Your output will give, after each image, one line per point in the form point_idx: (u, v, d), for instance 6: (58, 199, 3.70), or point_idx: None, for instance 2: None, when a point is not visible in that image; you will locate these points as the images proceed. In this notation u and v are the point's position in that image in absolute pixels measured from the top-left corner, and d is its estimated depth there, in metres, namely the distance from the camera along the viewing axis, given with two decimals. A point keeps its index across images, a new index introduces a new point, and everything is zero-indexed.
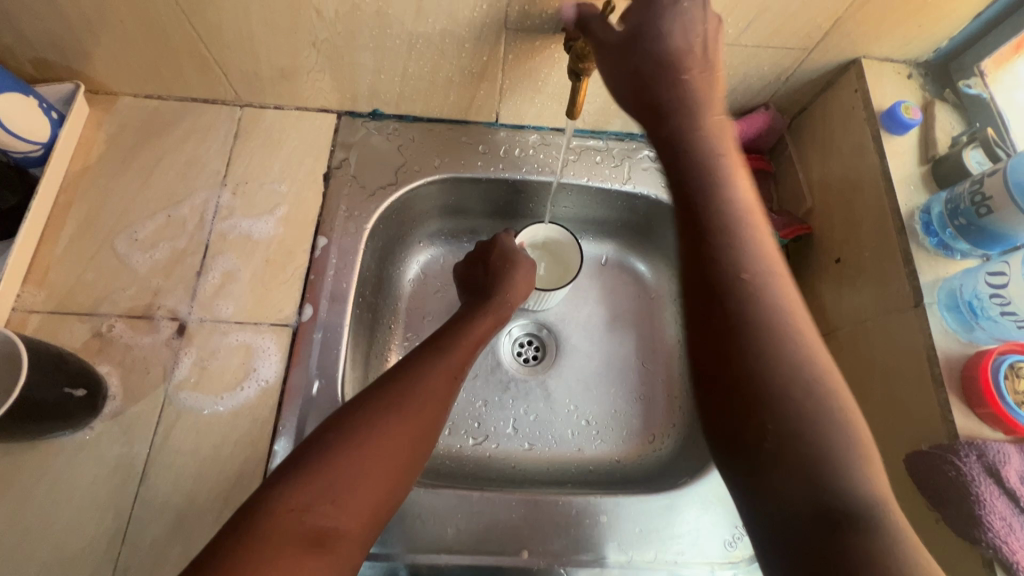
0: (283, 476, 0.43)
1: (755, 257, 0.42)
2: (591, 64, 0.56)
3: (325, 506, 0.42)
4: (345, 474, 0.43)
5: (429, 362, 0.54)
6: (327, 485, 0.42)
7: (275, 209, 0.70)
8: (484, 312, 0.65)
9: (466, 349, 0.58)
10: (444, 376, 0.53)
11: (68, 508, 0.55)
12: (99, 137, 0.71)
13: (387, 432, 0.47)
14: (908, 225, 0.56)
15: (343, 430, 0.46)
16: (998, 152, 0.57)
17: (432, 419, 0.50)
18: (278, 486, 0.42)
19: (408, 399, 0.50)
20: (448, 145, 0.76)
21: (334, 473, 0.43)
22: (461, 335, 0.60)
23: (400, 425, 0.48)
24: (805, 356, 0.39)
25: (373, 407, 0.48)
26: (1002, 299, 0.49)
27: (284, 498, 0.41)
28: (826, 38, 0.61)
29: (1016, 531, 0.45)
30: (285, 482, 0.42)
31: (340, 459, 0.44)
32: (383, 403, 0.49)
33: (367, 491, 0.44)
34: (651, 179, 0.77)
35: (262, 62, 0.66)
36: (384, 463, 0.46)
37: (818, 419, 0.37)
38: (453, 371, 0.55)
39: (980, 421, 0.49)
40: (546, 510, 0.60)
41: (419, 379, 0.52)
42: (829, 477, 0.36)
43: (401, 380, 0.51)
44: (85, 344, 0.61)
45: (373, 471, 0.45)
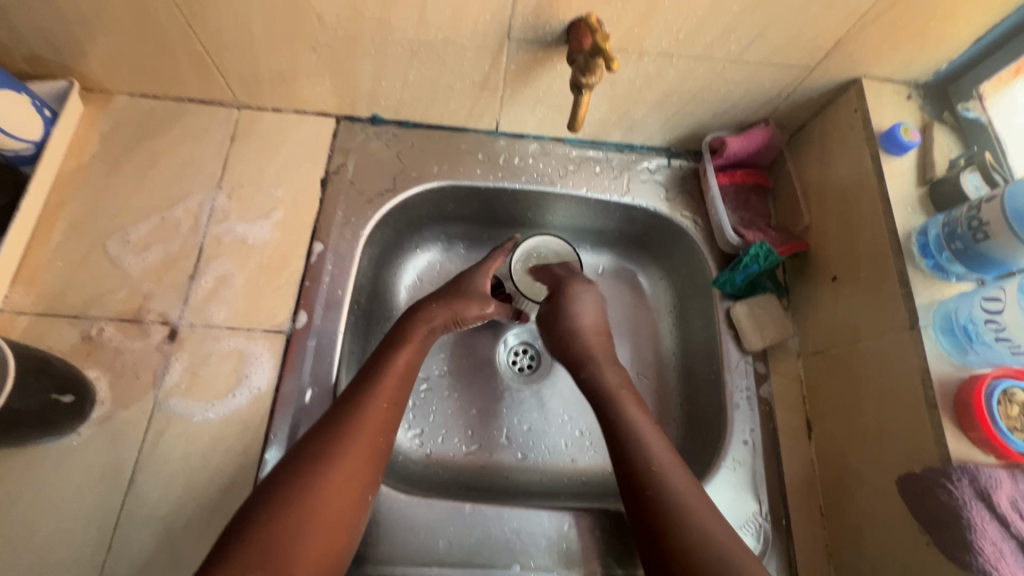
0: (216, 552, 0.44)
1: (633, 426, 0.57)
2: (595, 76, 0.55)
3: (259, 574, 0.43)
4: (282, 530, 0.45)
5: (360, 401, 0.55)
6: (258, 553, 0.43)
7: (270, 214, 0.69)
8: (419, 336, 0.63)
9: (397, 381, 0.58)
10: (376, 415, 0.54)
11: (53, 514, 0.54)
12: (93, 135, 0.70)
13: (318, 486, 0.48)
14: (905, 247, 0.57)
15: (277, 488, 0.48)
16: (995, 176, 0.58)
17: (372, 458, 0.52)
18: (211, 561, 0.43)
19: (336, 448, 0.51)
20: (447, 152, 0.76)
21: (265, 539, 0.44)
22: (390, 364, 0.59)
23: (333, 480, 0.49)
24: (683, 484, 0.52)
25: (303, 461, 0.49)
26: (997, 325, 0.50)
27: (216, 575, 0.42)
28: (828, 57, 0.61)
29: (1007, 557, 0.45)
30: (215, 559, 0.43)
31: (276, 515, 0.46)
32: (312, 456, 0.50)
33: (303, 551, 0.45)
34: (650, 191, 0.77)
35: (261, 65, 0.65)
36: (316, 518, 0.47)
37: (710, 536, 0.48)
38: (383, 408, 0.55)
39: (973, 445, 0.49)
40: (535, 524, 0.60)
41: (349, 423, 0.53)
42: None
43: (330, 427, 0.52)
44: (74, 347, 0.60)
45: (307, 529, 0.46)
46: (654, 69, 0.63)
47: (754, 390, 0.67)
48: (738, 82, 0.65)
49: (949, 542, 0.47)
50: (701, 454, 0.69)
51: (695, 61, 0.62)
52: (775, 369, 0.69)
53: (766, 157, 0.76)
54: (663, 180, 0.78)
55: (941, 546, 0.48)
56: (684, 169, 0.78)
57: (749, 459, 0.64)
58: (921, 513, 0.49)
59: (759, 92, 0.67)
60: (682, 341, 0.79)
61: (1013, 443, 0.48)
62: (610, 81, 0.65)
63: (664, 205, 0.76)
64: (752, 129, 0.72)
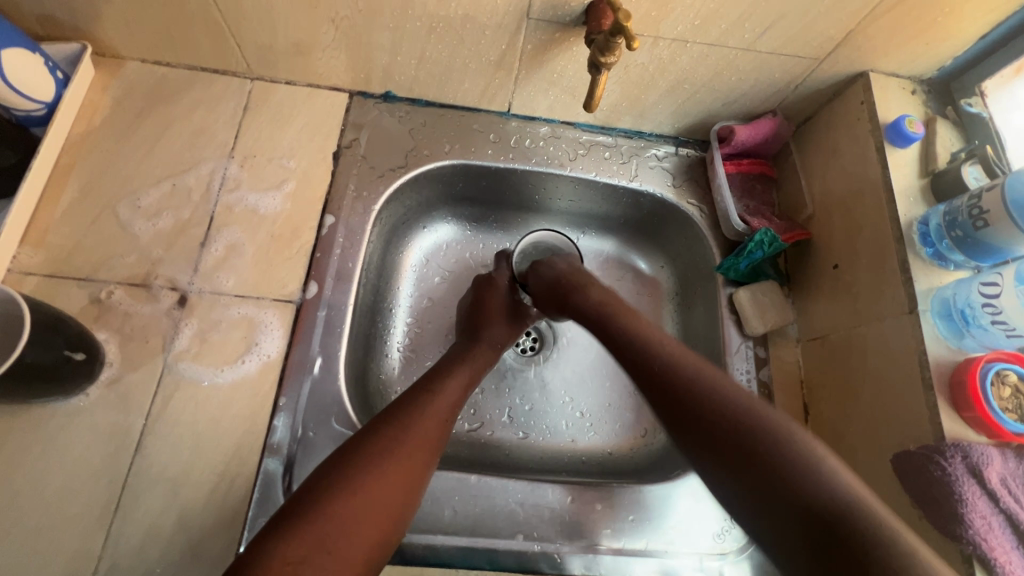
0: (276, 529, 0.43)
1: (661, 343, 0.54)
2: (613, 56, 0.55)
3: (322, 558, 0.42)
4: (336, 524, 0.44)
5: (422, 405, 0.55)
6: (322, 535, 0.43)
7: (282, 185, 0.69)
8: (472, 357, 0.65)
9: (455, 390, 0.59)
10: (435, 419, 0.55)
11: (60, 473, 0.54)
12: (104, 100, 0.70)
13: (382, 479, 0.48)
14: (906, 235, 0.58)
15: (334, 479, 0.47)
16: (995, 170, 0.59)
17: (423, 463, 0.52)
18: (273, 536, 0.42)
19: (400, 446, 0.51)
20: (459, 132, 0.76)
21: (328, 521, 0.44)
22: (449, 376, 0.61)
23: (393, 477, 0.49)
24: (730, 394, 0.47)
25: (367, 452, 0.49)
26: (994, 308, 0.51)
27: (277, 553, 0.41)
28: (837, 49, 0.63)
29: (995, 530, 0.47)
30: (276, 536, 0.42)
31: (333, 509, 0.45)
32: (375, 447, 0.50)
33: (359, 540, 0.45)
34: (657, 178, 0.78)
35: (279, 36, 0.65)
36: (376, 509, 0.47)
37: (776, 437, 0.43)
38: (442, 417, 0.56)
39: (965, 425, 0.51)
40: (540, 496, 0.61)
41: (412, 421, 0.53)
42: (810, 476, 0.40)
43: (395, 424, 0.52)
44: (83, 309, 0.60)
45: (367, 521, 0.46)
46: (669, 54, 0.64)
47: (754, 374, 0.69)
48: (750, 71, 0.67)
49: (941, 515, 0.48)
50: None
51: (709, 47, 0.63)
52: (774, 354, 0.70)
53: (772, 148, 0.78)
54: (671, 167, 0.79)
55: (934, 520, 0.49)
56: (690, 158, 0.80)
57: None
58: (916, 489, 0.51)
59: (768, 82, 0.68)
60: (683, 327, 0.80)
61: (1006, 423, 0.50)
62: (625, 64, 0.66)
63: (671, 192, 0.77)
64: (760, 120, 0.74)
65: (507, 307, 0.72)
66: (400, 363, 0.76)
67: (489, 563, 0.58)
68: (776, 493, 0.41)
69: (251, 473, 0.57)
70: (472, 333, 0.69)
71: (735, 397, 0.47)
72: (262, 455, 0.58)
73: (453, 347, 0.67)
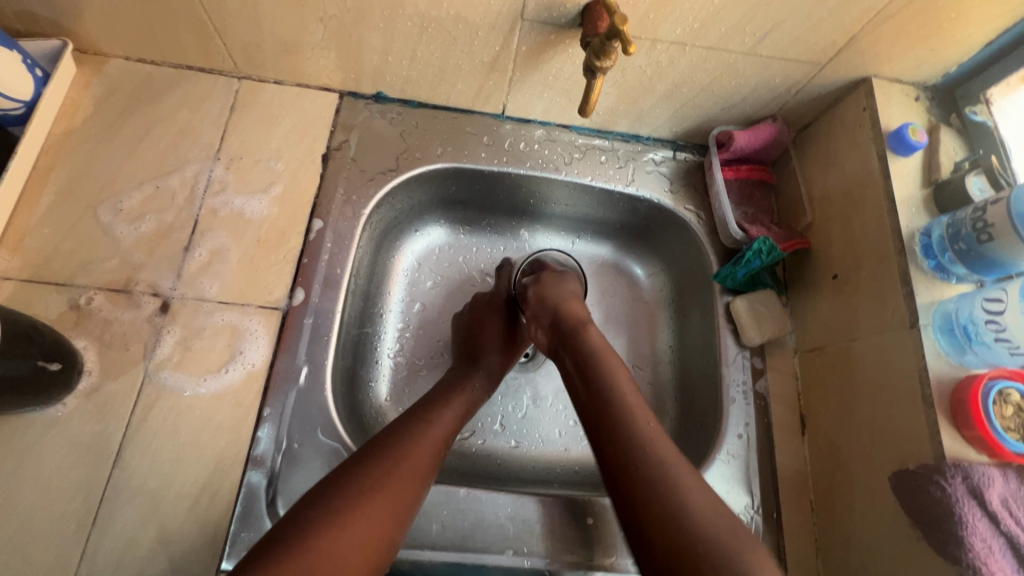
0: (258, 562, 0.41)
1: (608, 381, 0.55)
2: (609, 60, 0.54)
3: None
4: (322, 557, 0.43)
5: (415, 433, 0.54)
6: (307, 569, 0.41)
7: (269, 188, 0.68)
8: (468, 384, 0.64)
9: (449, 419, 0.58)
10: (427, 449, 0.54)
11: (35, 486, 0.53)
12: (86, 99, 0.68)
13: (370, 510, 0.47)
14: (908, 246, 0.57)
15: (322, 508, 0.46)
16: (1000, 181, 0.58)
17: (414, 495, 0.50)
18: (255, 569, 0.41)
19: (390, 476, 0.49)
20: (452, 134, 0.74)
21: (313, 555, 0.42)
22: (444, 405, 0.59)
23: (383, 509, 0.47)
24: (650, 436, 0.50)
25: (355, 481, 0.48)
26: (997, 325, 0.50)
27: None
28: (839, 54, 0.61)
29: (995, 553, 0.45)
30: (259, 569, 0.41)
31: (319, 541, 0.43)
32: (364, 476, 0.49)
33: (346, 575, 0.43)
34: (654, 183, 0.76)
35: (266, 34, 0.63)
36: (362, 541, 0.45)
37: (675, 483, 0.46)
38: (434, 447, 0.54)
39: (966, 443, 0.50)
40: (530, 510, 0.60)
41: (403, 450, 0.52)
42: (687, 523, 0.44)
43: (386, 452, 0.51)
44: (61, 315, 0.58)
45: (354, 553, 0.44)
46: (666, 58, 0.63)
47: (750, 384, 0.68)
48: (749, 76, 0.65)
49: (939, 537, 0.47)
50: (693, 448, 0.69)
51: (708, 51, 0.61)
52: (771, 364, 0.69)
53: (771, 153, 0.76)
54: (668, 172, 0.77)
55: (931, 541, 0.48)
56: (688, 162, 0.78)
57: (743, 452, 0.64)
58: (914, 509, 0.50)
59: (768, 87, 0.67)
60: (679, 335, 0.79)
61: (1007, 443, 0.48)
62: (621, 68, 0.64)
63: (669, 198, 0.76)
64: (759, 125, 0.72)
65: (507, 331, 0.70)
66: (390, 371, 0.75)
67: None
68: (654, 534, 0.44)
69: (233, 486, 0.55)
70: (470, 357, 0.67)
71: (691, 489, 0.46)
72: (245, 467, 0.56)
73: (450, 372, 0.65)
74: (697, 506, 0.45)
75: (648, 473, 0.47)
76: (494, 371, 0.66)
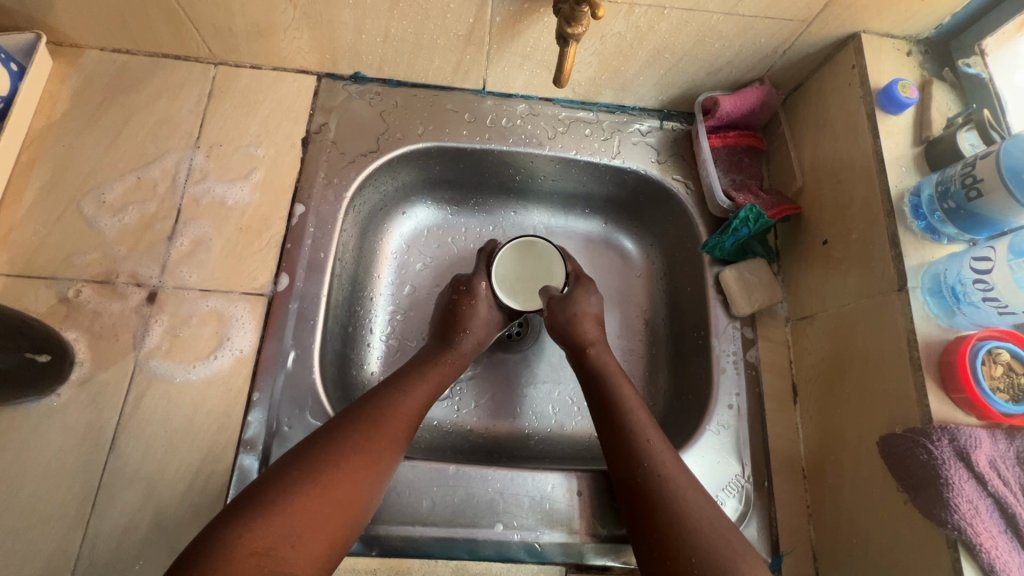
0: (242, 514, 0.44)
1: (616, 385, 0.60)
2: (581, 26, 0.52)
3: (286, 551, 0.43)
4: (301, 516, 0.45)
5: (393, 403, 0.55)
6: (287, 527, 0.44)
7: (250, 174, 0.67)
8: (438, 363, 0.63)
9: (424, 392, 0.58)
10: (403, 417, 0.55)
11: (34, 474, 0.54)
12: (64, 92, 0.67)
13: (350, 472, 0.49)
14: (897, 207, 0.55)
15: (305, 467, 0.47)
16: (992, 135, 0.56)
17: (389, 459, 0.52)
18: (238, 522, 0.43)
19: (369, 440, 0.51)
20: (433, 112, 0.73)
21: (295, 512, 0.45)
22: (421, 377, 0.60)
23: (359, 472, 0.49)
24: (658, 445, 0.55)
25: (335, 447, 0.49)
26: (985, 285, 0.49)
27: (241, 542, 0.42)
28: (826, 10, 0.59)
29: (981, 514, 0.45)
30: (245, 522, 0.43)
31: (299, 499, 0.45)
32: (344, 439, 0.50)
33: (323, 534, 0.45)
34: (641, 153, 0.75)
35: (236, 18, 0.63)
36: (339, 503, 0.47)
37: (676, 485, 0.51)
38: (410, 415, 0.56)
39: (955, 406, 0.49)
40: (519, 485, 0.60)
41: (381, 416, 0.53)
42: (684, 522, 0.49)
43: (368, 416, 0.53)
44: (51, 309, 0.59)
45: (331, 514, 0.46)
46: (646, 22, 0.61)
47: (741, 355, 0.67)
48: (734, 37, 0.63)
49: (925, 499, 0.47)
50: (681, 421, 0.69)
51: (688, 13, 0.59)
52: (762, 334, 0.69)
53: (760, 118, 0.74)
54: (655, 142, 0.75)
55: (917, 502, 0.48)
56: (676, 132, 0.76)
57: (733, 423, 0.64)
58: (899, 473, 0.50)
59: (754, 49, 0.65)
60: (671, 307, 0.78)
61: (996, 404, 0.47)
62: (599, 34, 0.62)
63: (656, 168, 0.74)
64: (745, 89, 0.70)
65: (488, 320, 0.68)
66: (383, 352, 0.75)
67: (469, 552, 0.58)
68: (672, 529, 0.48)
69: (226, 469, 0.57)
70: (442, 334, 0.66)
71: (684, 490, 0.51)
72: (237, 450, 0.57)
73: (423, 350, 0.65)
74: (659, 455, 0.54)
75: (668, 493, 0.51)
76: (467, 351, 0.65)
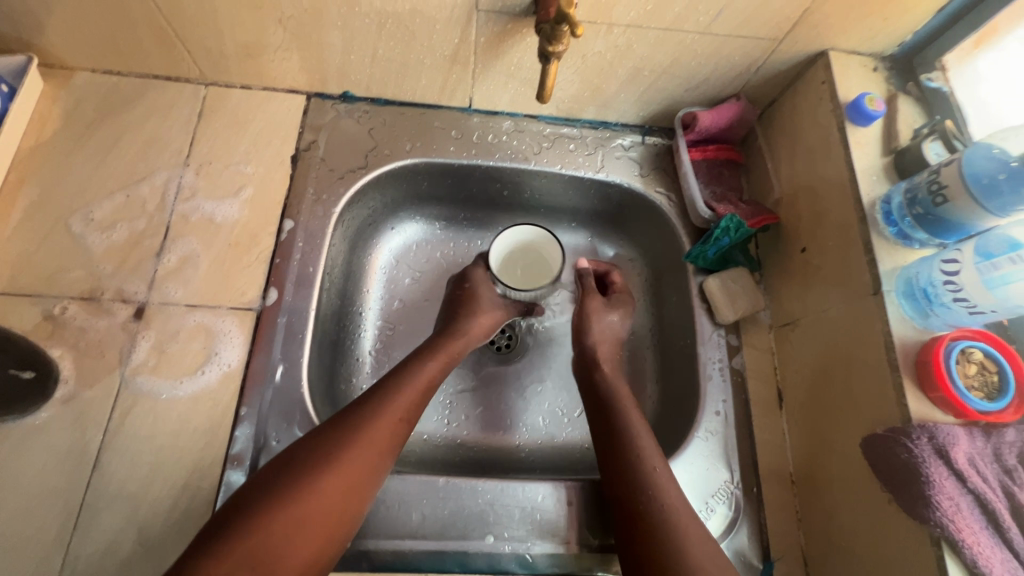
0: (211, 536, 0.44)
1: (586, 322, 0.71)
2: (562, 44, 0.54)
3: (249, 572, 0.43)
4: (269, 535, 0.45)
5: (374, 411, 0.54)
6: (252, 549, 0.44)
7: (239, 192, 0.68)
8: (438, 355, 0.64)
9: (412, 398, 0.58)
10: (386, 427, 0.54)
11: (13, 495, 0.53)
12: (54, 112, 0.68)
13: (323, 489, 0.48)
14: (869, 214, 0.57)
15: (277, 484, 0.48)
16: (955, 144, 0.58)
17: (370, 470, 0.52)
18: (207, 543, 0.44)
19: (344, 453, 0.50)
20: (420, 130, 0.75)
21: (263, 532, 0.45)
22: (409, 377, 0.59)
23: (333, 487, 0.49)
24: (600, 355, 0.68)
25: (308, 461, 0.49)
26: (955, 286, 0.50)
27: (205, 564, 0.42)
28: (795, 29, 0.62)
29: (963, 511, 0.46)
30: (214, 543, 0.44)
31: (268, 519, 0.45)
32: (316, 457, 0.50)
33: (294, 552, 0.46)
34: (624, 168, 0.77)
35: (227, 39, 0.64)
36: (312, 520, 0.47)
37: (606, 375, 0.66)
38: (393, 422, 0.55)
39: (932, 405, 0.50)
40: (509, 496, 0.60)
41: (361, 427, 0.53)
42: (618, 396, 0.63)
43: (367, 418, 0.53)
44: (36, 326, 0.59)
45: (302, 532, 0.46)
46: (625, 41, 0.63)
47: (726, 362, 0.68)
48: (709, 55, 0.65)
49: (908, 498, 0.48)
50: (671, 430, 0.70)
51: (664, 32, 0.62)
52: (747, 340, 0.70)
53: (738, 132, 0.77)
54: (638, 157, 0.78)
55: (901, 502, 0.48)
56: (657, 146, 0.79)
57: (721, 429, 0.65)
58: (883, 472, 0.50)
59: (729, 65, 0.67)
60: (658, 317, 0.79)
61: (971, 402, 0.49)
62: (580, 53, 0.65)
63: (639, 181, 0.76)
64: (722, 105, 0.73)
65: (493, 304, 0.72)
66: (373, 367, 0.75)
67: (460, 565, 0.57)
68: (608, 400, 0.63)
69: (212, 485, 0.56)
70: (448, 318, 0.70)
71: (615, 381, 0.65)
72: (224, 466, 0.57)
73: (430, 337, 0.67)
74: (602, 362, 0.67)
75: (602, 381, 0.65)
76: (476, 331, 0.68)
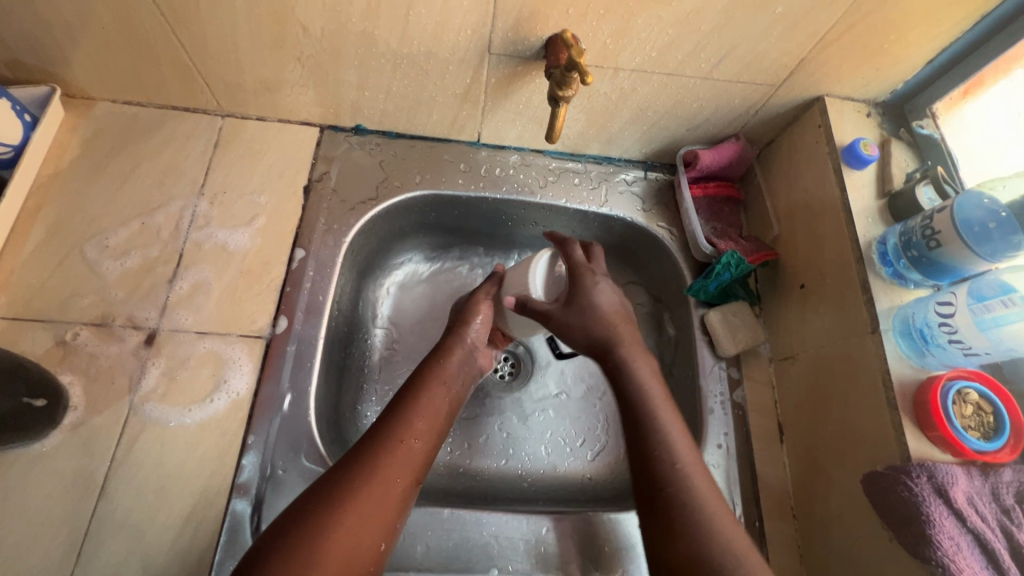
0: None
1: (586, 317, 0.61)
2: (570, 90, 0.57)
3: None
4: None
5: (386, 450, 0.52)
6: None
7: (252, 221, 0.70)
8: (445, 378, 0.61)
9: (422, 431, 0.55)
10: (401, 468, 0.52)
11: (17, 522, 0.53)
12: (74, 141, 0.70)
13: (343, 536, 0.46)
14: (866, 254, 0.59)
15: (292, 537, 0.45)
16: (946, 189, 0.61)
17: (386, 512, 0.49)
18: None
19: (360, 497, 0.48)
20: (430, 162, 0.77)
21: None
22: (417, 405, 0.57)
23: (350, 533, 0.46)
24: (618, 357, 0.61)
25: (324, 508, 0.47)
26: (950, 327, 0.52)
27: None
28: (792, 76, 0.65)
29: (964, 551, 0.46)
30: None
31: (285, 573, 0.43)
32: (332, 503, 0.47)
33: None
34: (627, 202, 0.79)
35: (246, 75, 0.66)
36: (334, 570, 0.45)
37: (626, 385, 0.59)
38: (405, 460, 0.53)
39: (931, 444, 0.51)
40: (513, 528, 0.60)
41: (374, 469, 0.50)
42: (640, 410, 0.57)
43: (385, 448, 0.52)
44: (48, 352, 0.59)
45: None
46: (630, 84, 0.66)
47: (728, 395, 0.69)
48: (710, 98, 0.68)
49: (910, 537, 0.48)
50: None
51: (668, 77, 0.65)
52: (747, 374, 0.71)
53: (737, 170, 0.79)
54: (640, 192, 0.80)
55: (902, 540, 0.49)
56: (659, 181, 0.81)
57: (723, 463, 0.66)
58: (884, 510, 0.51)
59: (729, 107, 0.70)
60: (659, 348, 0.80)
61: (968, 441, 0.50)
62: (587, 94, 0.68)
63: (641, 216, 0.78)
64: (722, 144, 0.75)
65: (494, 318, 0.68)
66: (377, 394, 0.76)
67: None
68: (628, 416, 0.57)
69: (217, 515, 0.56)
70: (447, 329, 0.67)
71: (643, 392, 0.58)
72: (230, 495, 0.57)
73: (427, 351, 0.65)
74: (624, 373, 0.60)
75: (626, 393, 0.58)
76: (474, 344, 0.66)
